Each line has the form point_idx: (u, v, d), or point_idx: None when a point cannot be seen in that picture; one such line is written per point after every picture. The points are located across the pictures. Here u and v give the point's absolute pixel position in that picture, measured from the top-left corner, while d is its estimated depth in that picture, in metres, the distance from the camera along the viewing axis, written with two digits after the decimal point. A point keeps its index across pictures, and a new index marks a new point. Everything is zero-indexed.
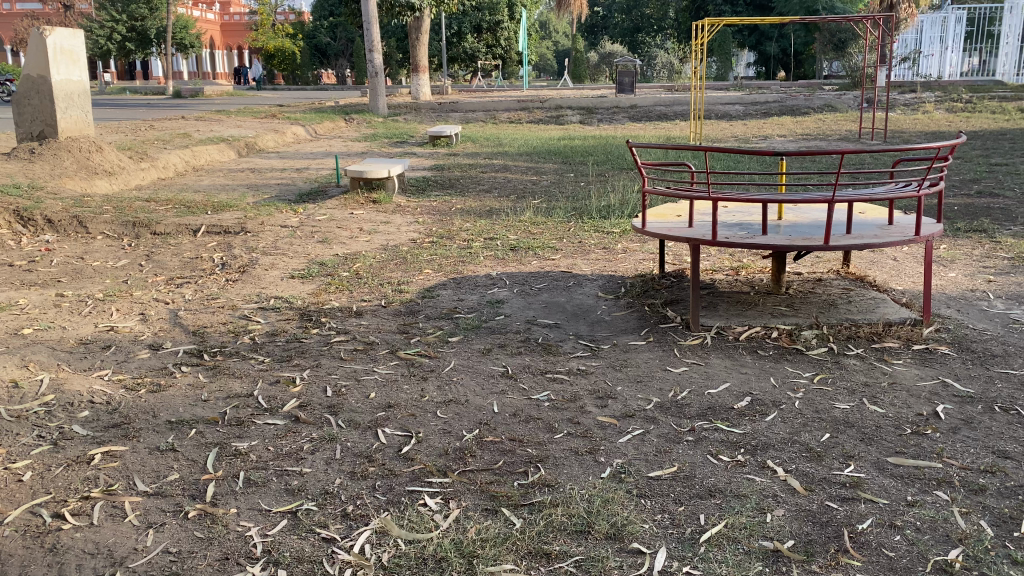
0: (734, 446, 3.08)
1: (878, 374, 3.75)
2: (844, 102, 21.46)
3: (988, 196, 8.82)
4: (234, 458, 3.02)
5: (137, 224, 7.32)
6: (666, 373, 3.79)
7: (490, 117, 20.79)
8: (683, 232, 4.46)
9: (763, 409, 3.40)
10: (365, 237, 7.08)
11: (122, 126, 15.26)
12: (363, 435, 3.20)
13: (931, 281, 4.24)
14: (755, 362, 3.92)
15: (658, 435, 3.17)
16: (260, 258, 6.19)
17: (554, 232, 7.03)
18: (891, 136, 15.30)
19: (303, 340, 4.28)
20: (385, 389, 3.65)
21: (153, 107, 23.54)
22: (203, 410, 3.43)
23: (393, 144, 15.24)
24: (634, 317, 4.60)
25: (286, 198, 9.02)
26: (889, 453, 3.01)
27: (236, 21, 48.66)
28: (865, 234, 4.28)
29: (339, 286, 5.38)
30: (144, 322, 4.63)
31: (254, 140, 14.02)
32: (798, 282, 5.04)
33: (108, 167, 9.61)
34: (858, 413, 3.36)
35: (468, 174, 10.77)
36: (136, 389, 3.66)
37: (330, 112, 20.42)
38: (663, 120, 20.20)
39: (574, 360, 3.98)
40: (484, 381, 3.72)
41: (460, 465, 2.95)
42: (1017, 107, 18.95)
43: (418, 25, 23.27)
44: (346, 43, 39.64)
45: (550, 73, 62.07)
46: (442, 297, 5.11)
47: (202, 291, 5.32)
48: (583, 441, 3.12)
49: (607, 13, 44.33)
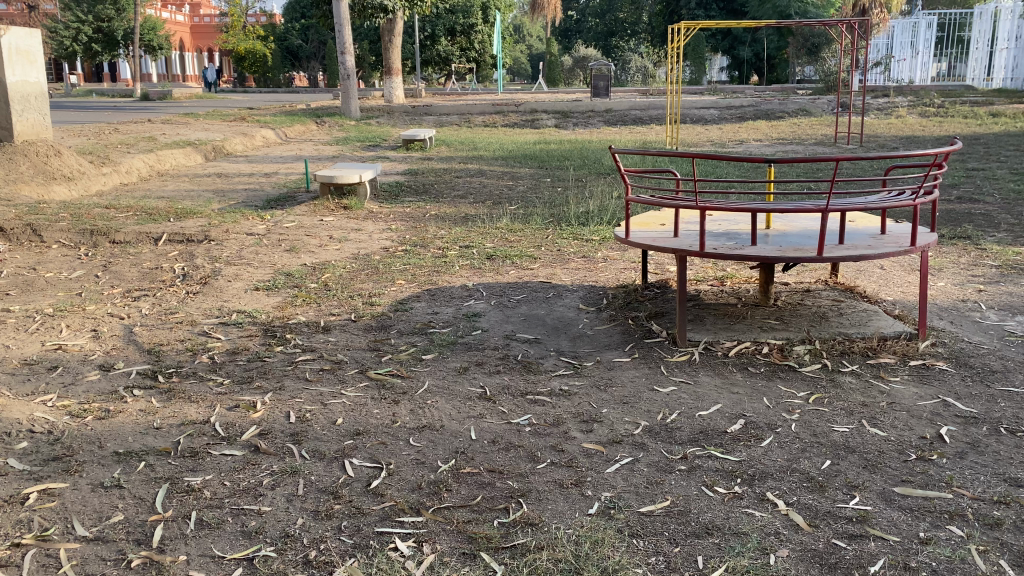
0: (730, 475, 2.86)
1: (876, 393, 3.56)
2: (818, 107, 21.50)
3: (968, 201, 8.74)
4: (186, 496, 2.75)
5: (95, 232, 6.99)
6: (653, 394, 3.57)
7: (464, 120, 20.58)
8: (668, 242, 4.24)
9: (759, 433, 3.19)
10: (335, 245, 6.81)
11: (85, 129, 14.85)
12: (328, 467, 2.94)
13: (926, 293, 4.05)
14: (746, 380, 3.71)
15: (648, 464, 2.95)
16: (224, 269, 5.90)
17: (531, 239, 6.80)
18: (868, 141, 15.28)
19: (265, 359, 4.01)
20: (354, 414, 3.39)
21: (118, 109, 22.96)
22: (154, 440, 3.15)
23: (366, 148, 14.98)
24: (617, 332, 4.38)
25: (253, 205, 8.71)
26: (894, 482, 2.81)
27: (206, 23, 48.11)
28: (859, 244, 4.09)
29: (306, 298, 5.11)
30: (95, 340, 4.33)
31: (222, 144, 13.66)
32: (786, 294, 4.85)
33: (67, 172, 9.25)
34: (859, 437, 3.15)
35: (443, 179, 10.52)
36: (81, 415, 3.36)
37: (302, 114, 20.09)
38: (638, 124, 20.11)
39: (556, 380, 3.74)
40: (461, 405, 3.47)
41: (435, 502, 2.70)
42: (989, 112, 19.04)
43: (391, 27, 22.93)
44: (318, 45, 39.17)
45: (524, 75, 62.12)
46: (415, 310, 4.85)
47: (161, 304, 5.02)
48: (568, 472, 2.89)
49: (581, 16, 44.29)
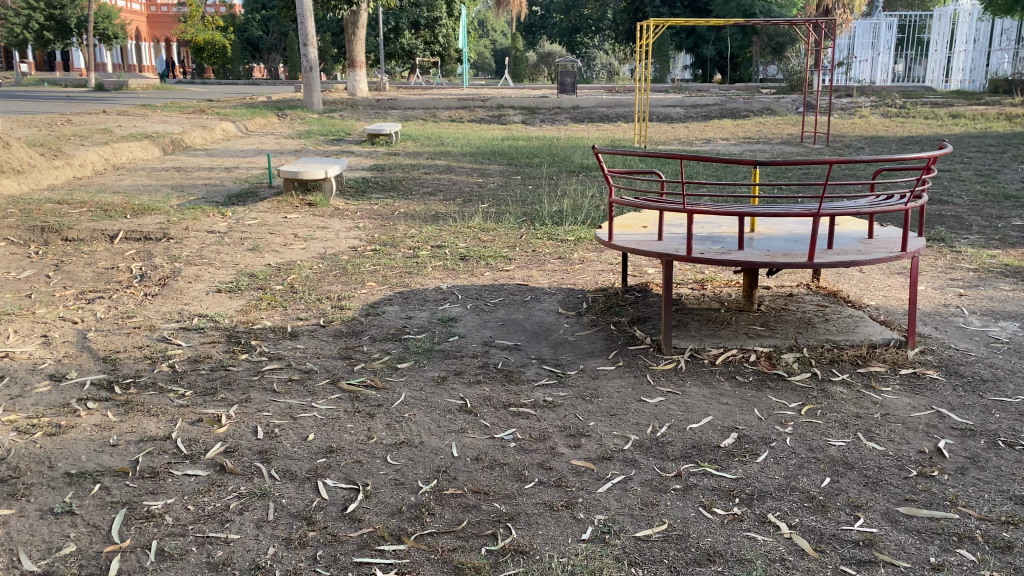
0: (728, 495, 2.72)
1: (869, 404, 3.45)
2: (782, 106, 21.65)
3: (938, 202, 8.75)
4: (146, 523, 2.53)
5: (46, 228, 6.66)
6: (641, 405, 3.42)
7: (429, 115, 20.28)
8: (653, 246, 4.09)
9: (753, 448, 3.06)
10: (300, 244, 6.56)
11: (36, 119, 14.32)
12: (300, 489, 2.74)
13: (916, 300, 3.95)
14: (735, 390, 3.58)
15: (641, 483, 2.80)
16: (184, 269, 5.63)
17: (504, 239, 6.63)
18: (833, 140, 15.37)
19: (230, 368, 3.78)
20: (326, 429, 3.18)
21: (71, 99, 22.30)
22: (109, 459, 2.91)
23: (330, 142, 14.66)
24: (600, 338, 4.22)
25: (214, 200, 8.41)
26: (897, 501, 2.69)
27: (163, 12, 47.07)
28: (848, 250, 3.97)
29: (271, 301, 4.88)
30: (45, 346, 4.05)
31: (181, 138, 13.24)
32: (769, 298, 4.74)
33: (16, 165, 8.84)
34: (856, 453, 3.04)
35: (410, 175, 10.28)
36: (29, 432, 3.10)
37: (263, 107, 19.63)
38: (605, 122, 20.04)
39: (539, 390, 3.57)
40: (441, 418, 3.28)
41: (417, 528, 2.52)
42: (949, 113, 19.30)
43: (355, 19, 22.57)
44: (279, 38, 38.37)
45: (488, 71, 61.87)
46: (388, 314, 4.65)
47: (117, 307, 4.75)
48: (558, 493, 2.72)
49: (545, 12, 44.26)
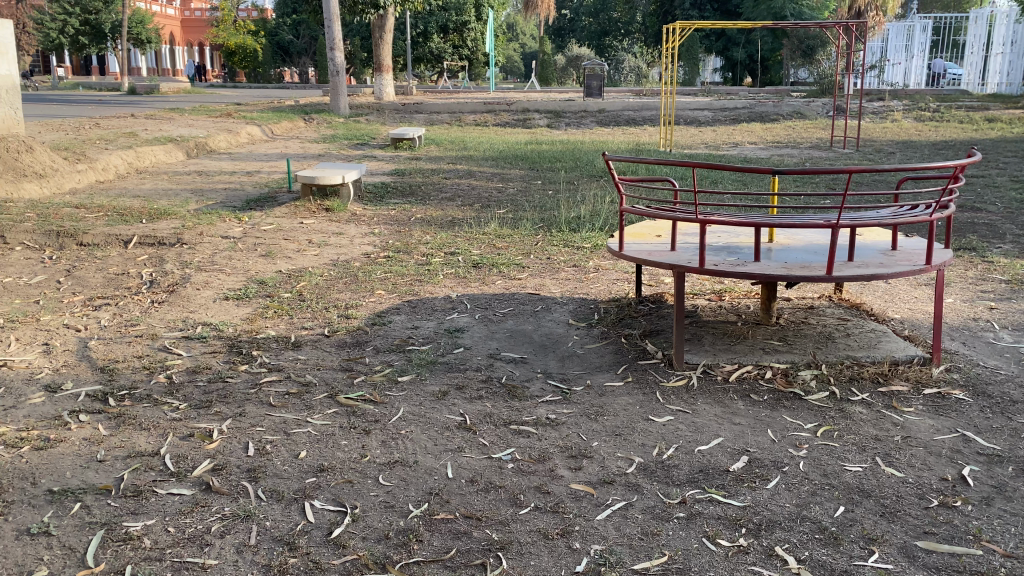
0: (734, 525, 2.57)
1: (889, 426, 3.28)
2: (813, 109, 21.29)
3: (970, 210, 8.47)
4: (123, 546, 2.44)
5: (61, 233, 6.65)
6: (648, 425, 3.27)
7: (455, 119, 20.24)
8: (665, 256, 3.94)
9: (764, 473, 2.91)
10: (313, 251, 6.50)
11: (65, 123, 14.45)
12: (286, 511, 2.64)
13: (942, 316, 3.76)
14: (748, 410, 3.42)
15: (643, 510, 2.65)
16: (193, 275, 5.57)
17: (519, 246, 6.51)
18: (864, 145, 15.06)
19: (228, 380, 3.69)
20: (319, 446, 3.08)
21: (102, 103, 22.55)
22: (94, 475, 2.83)
23: (354, 146, 14.64)
24: (609, 351, 4.08)
25: (232, 205, 8.39)
26: (916, 534, 2.52)
27: (196, 17, 47.71)
28: (869, 262, 3.79)
29: (278, 309, 4.79)
30: (45, 355, 4.00)
31: (206, 141, 13.30)
32: (789, 311, 4.56)
33: (39, 169, 8.90)
34: (873, 480, 2.86)
35: (430, 180, 10.19)
36: (17, 445, 3.03)
37: (289, 111, 19.69)
38: (631, 125, 19.85)
39: (542, 407, 3.44)
40: (438, 436, 3.17)
41: (403, 555, 2.40)
42: (985, 117, 18.86)
43: (382, 24, 22.61)
44: (310, 41, 38.58)
45: (516, 74, 61.88)
46: (393, 324, 4.54)
47: (121, 315, 4.69)
48: (553, 520, 2.59)
49: (573, 15, 44.04)
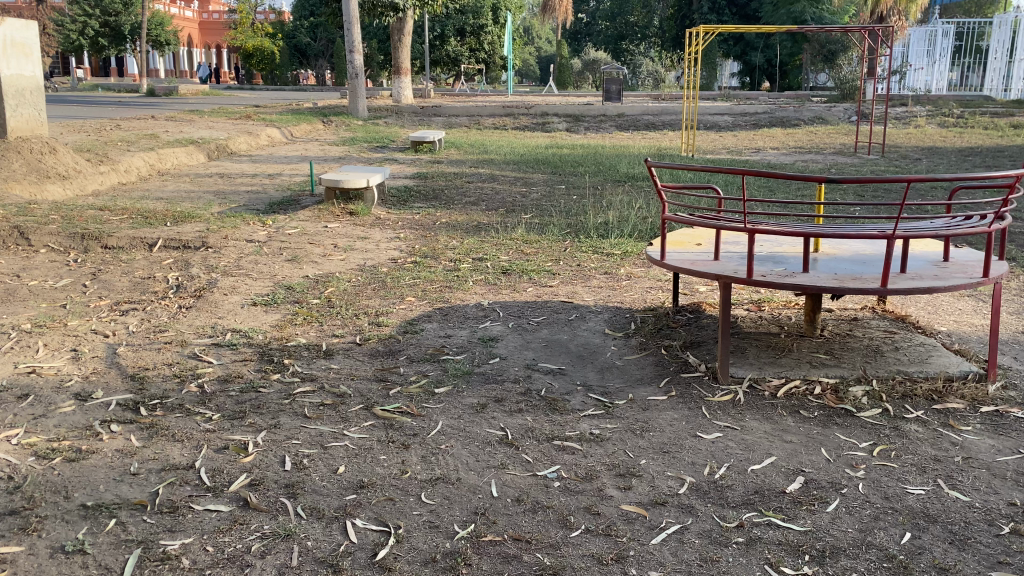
0: (797, 551, 2.45)
1: (948, 446, 3.15)
2: (834, 114, 21.09)
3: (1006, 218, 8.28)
4: (161, 566, 2.34)
5: (86, 235, 6.59)
6: (697, 442, 3.15)
7: (473, 122, 20.18)
8: (709, 266, 3.81)
9: (823, 495, 2.78)
10: (340, 255, 6.41)
11: (86, 124, 14.47)
12: (327, 530, 2.54)
13: (998, 330, 3.62)
14: (800, 427, 3.29)
15: (699, 534, 2.54)
16: (220, 280, 5.50)
17: (548, 252, 6.40)
18: (889, 151, 14.86)
19: (261, 390, 3.60)
20: (357, 461, 2.98)
21: (122, 104, 22.70)
22: (129, 490, 2.74)
23: (374, 149, 14.59)
24: (650, 363, 3.96)
25: (255, 208, 8.33)
26: (990, 565, 2.39)
27: (214, 20, 48.04)
28: (923, 274, 3.65)
29: (308, 316, 4.70)
30: (74, 361, 3.93)
31: (226, 143, 13.28)
32: (833, 323, 4.43)
33: (62, 171, 8.88)
34: (938, 503, 2.73)
35: (453, 184, 10.11)
36: (48, 457, 2.96)
37: (308, 113, 19.70)
38: (651, 130, 19.72)
39: (585, 421, 3.33)
40: (480, 451, 3.06)
41: None
42: (1011, 123, 18.59)
43: (401, 26, 22.61)
44: (326, 44, 38.63)
45: (532, 77, 61.90)
46: (426, 332, 4.44)
47: (149, 320, 4.63)
48: (607, 544, 2.48)
49: (590, 19, 43.98)
